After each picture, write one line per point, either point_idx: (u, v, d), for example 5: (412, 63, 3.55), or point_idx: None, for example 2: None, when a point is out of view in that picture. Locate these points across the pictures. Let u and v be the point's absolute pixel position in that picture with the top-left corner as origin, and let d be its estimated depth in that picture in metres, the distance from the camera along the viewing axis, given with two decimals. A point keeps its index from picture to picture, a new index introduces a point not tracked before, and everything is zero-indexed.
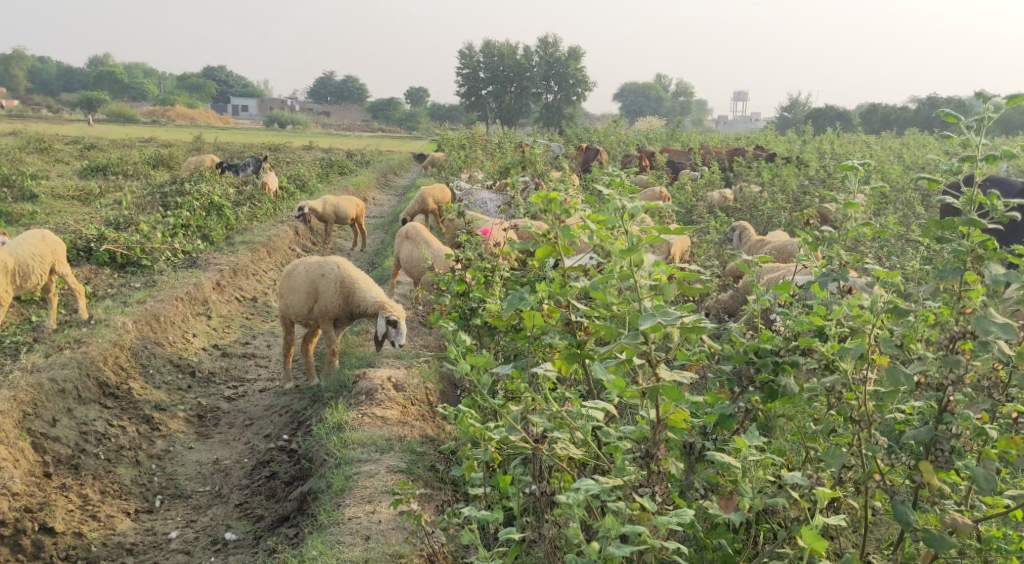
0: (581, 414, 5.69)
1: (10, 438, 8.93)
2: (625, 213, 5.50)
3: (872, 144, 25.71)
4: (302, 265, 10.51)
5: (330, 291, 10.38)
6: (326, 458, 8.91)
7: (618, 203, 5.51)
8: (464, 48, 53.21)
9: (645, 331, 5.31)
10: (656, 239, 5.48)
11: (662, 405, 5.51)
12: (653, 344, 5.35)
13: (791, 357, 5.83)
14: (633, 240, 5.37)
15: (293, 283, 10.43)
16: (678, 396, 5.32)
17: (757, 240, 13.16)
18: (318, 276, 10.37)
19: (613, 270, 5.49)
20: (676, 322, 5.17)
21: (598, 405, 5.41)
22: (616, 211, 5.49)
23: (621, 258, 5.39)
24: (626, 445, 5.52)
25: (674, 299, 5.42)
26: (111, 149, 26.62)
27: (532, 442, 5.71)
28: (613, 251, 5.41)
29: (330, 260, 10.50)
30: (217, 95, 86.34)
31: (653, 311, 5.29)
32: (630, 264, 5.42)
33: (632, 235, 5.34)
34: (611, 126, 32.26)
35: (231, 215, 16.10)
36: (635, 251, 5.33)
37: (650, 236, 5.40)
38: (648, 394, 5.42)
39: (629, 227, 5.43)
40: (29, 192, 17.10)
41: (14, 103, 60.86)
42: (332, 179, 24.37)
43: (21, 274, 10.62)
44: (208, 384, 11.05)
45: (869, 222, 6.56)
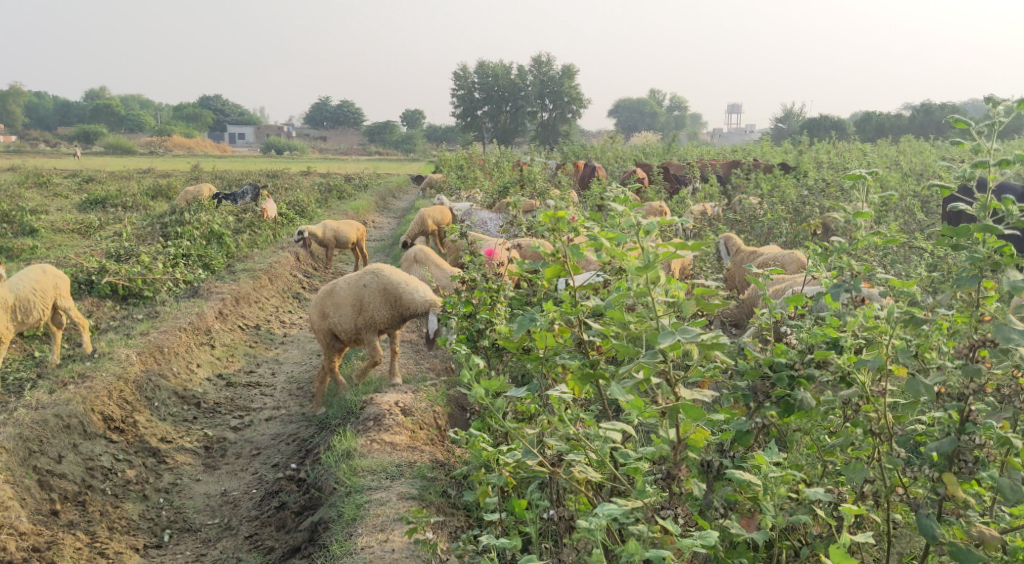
0: (598, 435, 5.57)
1: (16, 476, 8.84)
2: (639, 229, 5.40)
3: (868, 151, 25.76)
4: (343, 279, 10.33)
5: (375, 300, 10.18)
6: (336, 487, 8.81)
7: (632, 219, 5.41)
8: (458, 70, 53.35)
9: (662, 349, 5.22)
10: (672, 253, 5.36)
11: (682, 424, 5.42)
12: (670, 362, 5.27)
13: (806, 370, 5.74)
14: (649, 257, 5.27)
15: (336, 299, 10.24)
16: (699, 415, 5.22)
17: (749, 253, 13.02)
18: (360, 287, 10.18)
19: (628, 287, 5.38)
20: (694, 340, 5.09)
21: (615, 427, 5.30)
22: (630, 226, 5.39)
23: (637, 275, 5.29)
24: (646, 466, 5.41)
25: (693, 315, 5.33)
26: (109, 181, 26.56)
27: (549, 466, 5.60)
28: (628, 268, 5.31)
29: (371, 271, 10.30)
30: (214, 124, 86.50)
31: (673, 328, 5.19)
32: (644, 281, 5.33)
33: (647, 252, 5.25)
34: (608, 141, 32.28)
35: (231, 242, 16.06)
36: (651, 268, 5.23)
37: (666, 251, 5.29)
38: (668, 413, 5.33)
39: (644, 243, 5.31)
40: (29, 226, 17.06)
41: (12, 138, 60.92)
42: (332, 204, 24.34)
43: (22, 310, 10.53)
44: (213, 414, 10.96)
45: (879, 231, 6.48)
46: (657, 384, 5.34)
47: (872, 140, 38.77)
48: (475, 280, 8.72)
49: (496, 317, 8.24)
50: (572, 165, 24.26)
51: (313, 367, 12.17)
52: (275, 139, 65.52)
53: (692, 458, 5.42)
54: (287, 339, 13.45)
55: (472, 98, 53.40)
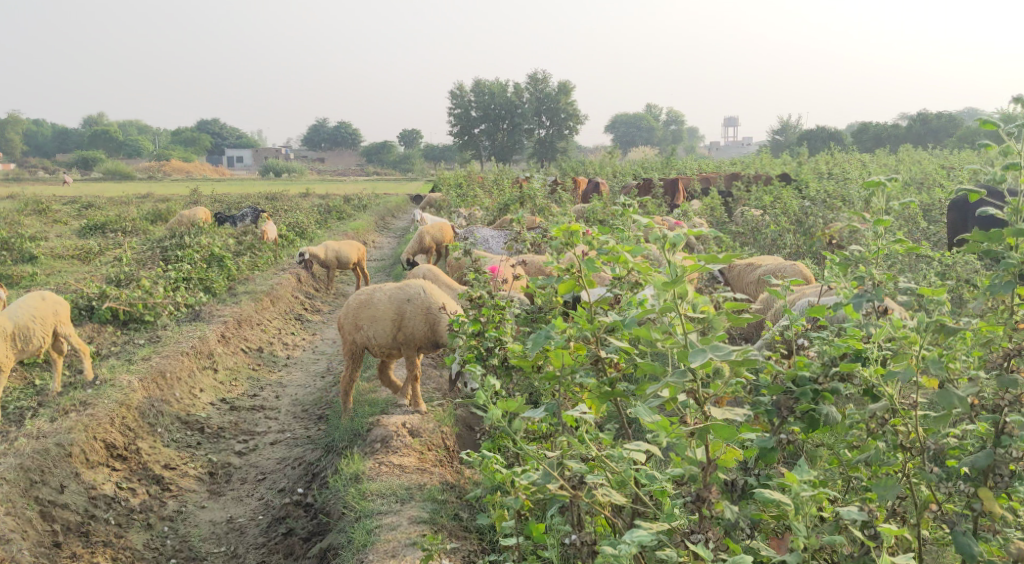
0: (621, 457, 5.40)
1: (17, 508, 8.67)
2: (666, 241, 5.20)
3: (868, 162, 25.62)
4: (385, 290, 9.91)
5: (416, 317, 9.76)
6: (346, 512, 8.63)
7: (658, 231, 5.22)
8: (454, 88, 53.31)
9: (691, 367, 5.05)
10: (699, 266, 5.17)
11: (712, 444, 5.20)
12: (699, 381, 5.10)
13: (830, 383, 5.61)
14: (676, 272, 5.08)
15: (374, 311, 9.83)
16: (730, 434, 5.04)
17: (747, 264, 12.70)
18: (403, 301, 9.77)
19: (654, 302, 5.19)
20: (727, 357, 4.91)
21: (640, 448, 5.12)
22: (656, 239, 5.18)
23: (663, 291, 5.11)
24: (672, 489, 5.23)
25: (724, 331, 5.15)
26: (108, 207, 26.42)
27: (570, 490, 5.40)
28: (655, 283, 5.12)
29: (416, 285, 9.86)
30: (212, 147, 86.48)
31: (702, 346, 5.02)
32: (669, 296, 5.14)
33: (675, 266, 5.06)
34: (607, 156, 32.17)
35: (232, 265, 15.89)
36: (678, 282, 5.04)
37: (694, 265, 5.11)
38: (697, 434, 5.16)
39: (670, 256, 5.11)
40: (28, 253, 16.91)
41: (8, 166, 60.74)
42: (331, 225, 24.18)
43: (22, 338, 10.34)
44: (217, 439, 10.75)
45: (900, 239, 6.31)
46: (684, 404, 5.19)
47: (871, 150, 38.63)
48: (484, 299, 8.55)
49: (505, 335, 8.10)
50: (572, 180, 24.12)
51: (318, 390, 11.97)
52: (274, 162, 65.40)
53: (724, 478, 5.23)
54: (290, 361, 13.26)
55: (469, 116, 53.39)
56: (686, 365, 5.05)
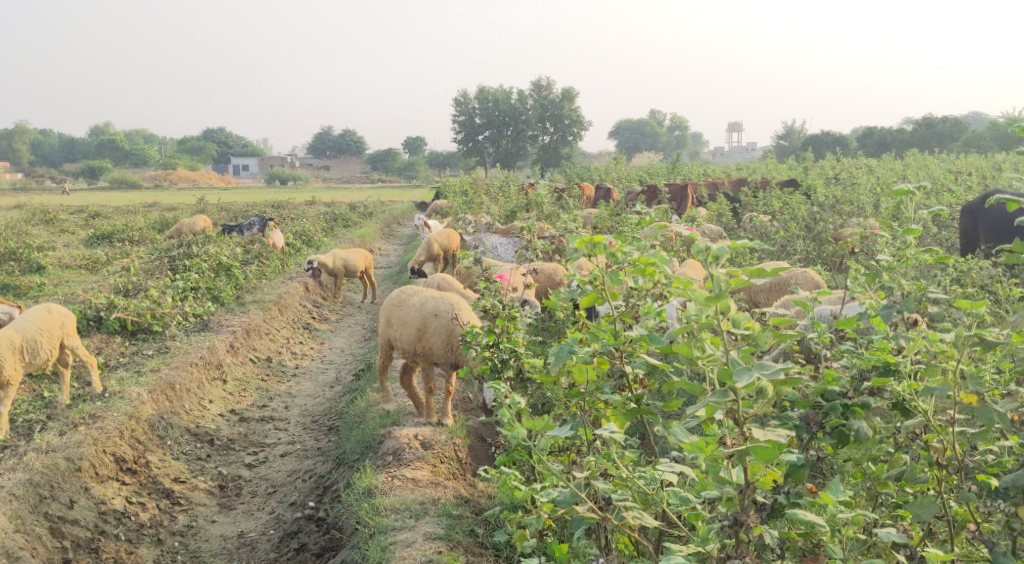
0: (653, 478, 5.29)
1: (27, 525, 8.56)
2: (708, 253, 5.05)
3: (874, 167, 25.41)
4: (423, 296, 9.77)
5: (435, 334, 9.56)
6: (359, 527, 8.48)
7: (701, 242, 5.07)
8: (459, 95, 53.25)
9: (732, 387, 4.94)
10: (744, 280, 5.03)
11: (750, 466, 5.08)
12: (740, 399, 4.98)
13: (860, 399, 5.49)
14: (720, 286, 4.94)
15: (406, 314, 9.76)
16: (771, 456, 4.90)
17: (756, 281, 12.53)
18: (429, 314, 9.58)
19: (692, 319, 5.09)
20: (773, 377, 4.81)
21: (674, 469, 5.01)
22: (699, 252, 5.04)
23: (705, 306, 4.97)
24: (710, 513, 5.11)
25: (768, 349, 5.05)
26: (115, 216, 26.35)
27: (599, 512, 5.25)
28: (696, 299, 5.01)
29: (448, 302, 9.60)
30: (218, 156, 86.50)
31: (746, 363, 4.93)
32: (710, 310, 5.00)
33: (718, 281, 4.95)
34: (612, 162, 32.02)
35: (239, 274, 15.78)
36: (722, 298, 4.89)
37: (738, 280, 4.96)
38: (735, 455, 5.04)
39: (713, 269, 4.97)
40: (36, 263, 16.82)
41: (14, 175, 60.68)
42: (338, 232, 24.08)
43: (30, 350, 10.22)
44: (227, 451, 10.59)
45: (930, 248, 6.14)
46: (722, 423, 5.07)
47: (877, 155, 38.38)
48: (498, 309, 8.39)
49: (520, 346, 7.94)
50: (579, 186, 23.95)
51: (328, 401, 11.82)
52: (280, 170, 65.27)
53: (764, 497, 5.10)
54: (299, 371, 13.10)
55: (473, 123, 53.31)
56: (728, 385, 4.93)
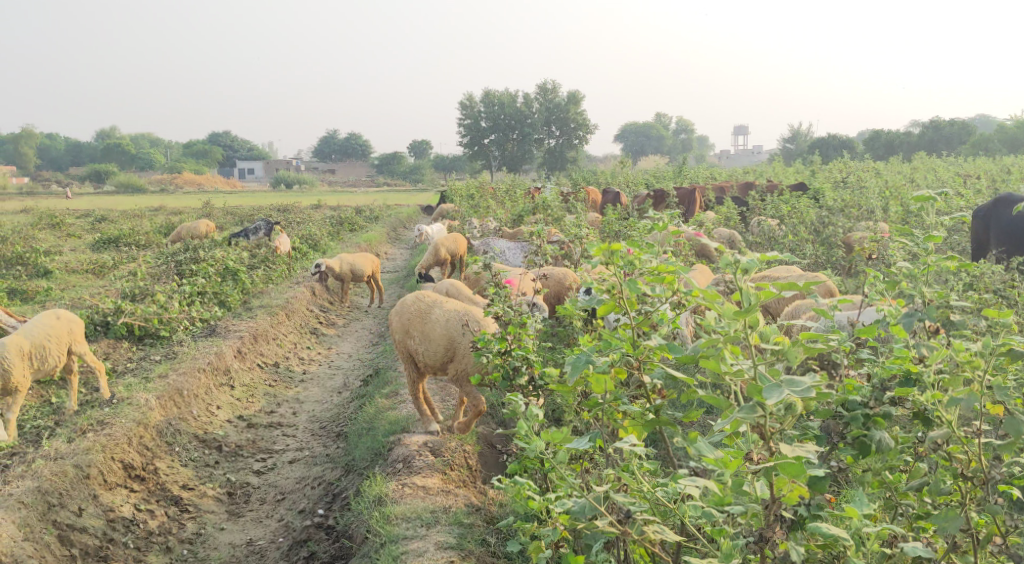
0: (674, 491, 5.22)
1: (35, 533, 8.50)
2: (737, 266, 5.12)
3: (882, 170, 25.25)
4: (448, 311, 9.51)
5: (466, 354, 9.39)
6: (369, 536, 8.39)
7: (730, 255, 5.14)
8: (464, 99, 53.18)
9: (760, 403, 4.96)
10: (773, 293, 5.10)
11: (777, 481, 5.01)
12: (768, 415, 4.98)
13: (882, 408, 5.41)
14: (749, 300, 5.00)
15: (431, 330, 9.50)
16: (799, 472, 4.84)
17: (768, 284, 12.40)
18: (460, 333, 9.37)
19: (720, 333, 5.11)
20: (805, 393, 4.84)
21: (697, 483, 4.95)
22: (728, 265, 5.11)
23: (733, 319, 5.03)
24: (734, 528, 5.05)
25: (799, 363, 5.07)
26: (121, 220, 26.29)
27: (620, 526, 5.18)
28: (726, 313, 5.05)
29: (479, 321, 9.41)
30: (224, 160, 86.51)
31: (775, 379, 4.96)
32: (739, 325, 5.06)
33: (748, 295, 4.99)
34: (618, 166, 31.88)
35: (246, 279, 15.72)
36: (751, 311, 4.97)
37: (768, 293, 5.03)
38: (760, 470, 5.00)
39: (743, 283, 5.04)
40: (42, 267, 16.75)
41: (21, 180, 60.69)
42: (344, 236, 24.00)
43: (37, 357, 10.17)
44: (235, 457, 10.50)
45: (952, 255, 6.03)
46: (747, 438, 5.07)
47: (883, 159, 38.20)
48: (509, 315, 8.33)
49: (531, 353, 7.86)
50: (585, 189, 23.83)
51: (336, 407, 11.73)
52: (286, 174, 65.21)
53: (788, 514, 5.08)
54: (306, 377, 13.01)
55: (478, 127, 53.22)
56: (756, 400, 4.96)
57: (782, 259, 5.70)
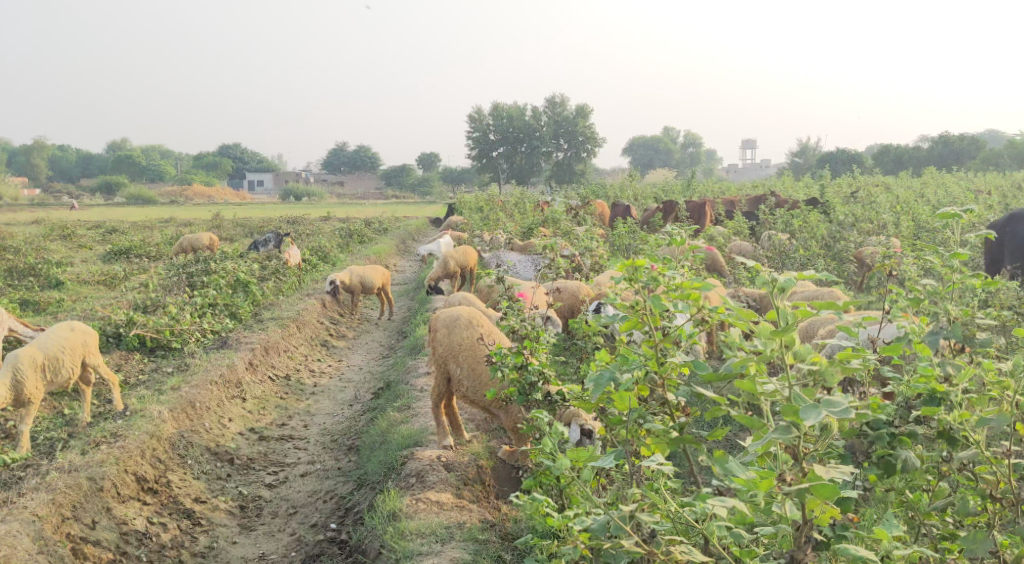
0: (701, 511, 5.20)
1: (49, 546, 8.49)
2: (774, 284, 5.15)
3: (892, 185, 25.09)
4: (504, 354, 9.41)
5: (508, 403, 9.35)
6: (383, 551, 8.34)
7: (767, 274, 5.18)
8: (473, 112, 53.27)
9: (795, 424, 4.97)
10: (809, 312, 5.13)
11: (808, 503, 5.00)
12: (802, 436, 4.98)
13: (907, 428, 5.38)
14: (786, 319, 5.04)
15: (482, 366, 9.38)
16: (831, 494, 4.83)
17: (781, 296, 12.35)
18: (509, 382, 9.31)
19: (752, 351, 5.12)
20: (843, 414, 4.86)
21: (726, 504, 4.95)
22: (765, 283, 5.14)
23: (770, 338, 5.06)
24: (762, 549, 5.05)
25: (836, 383, 5.07)
26: (132, 232, 26.35)
27: (646, 547, 5.21)
28: (762, 332, 5.07)
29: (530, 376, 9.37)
30: (234, 172, 86.73)
31: (811, 399, 4.97)
32: (775, 343, 5.09)
33: (785, 314, 5.02)
34: (627, 180, 31.81)
35: (257, 291, 15.72)
36: (788, 330, 5.00)
37: (805, 312, 5.07)
38: (793, 491, 4.97)
39: (779, 302, 5.07)
40: (54, 278, 16.78)
41: (33, 191, 60.93)
42: (354, 248, 23.99)
43: (51, 369, 10.16)
44: (247, 471, 10.45)
45: (977, 274, 5.98)
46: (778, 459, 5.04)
47: (892, 173, 38.02)
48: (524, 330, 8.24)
49: (548, 368, 7.83)
50: (594, 202, 23.76)
51: (347, 420, 11.68)
52: (296, 186, 65.31)
53: (818, 535, 5.08)
54: (317, 389, 12.95)
55: (487, 140, 53.28)
56: (791, 421, 4.95)
57: (817, 275, 5.73)
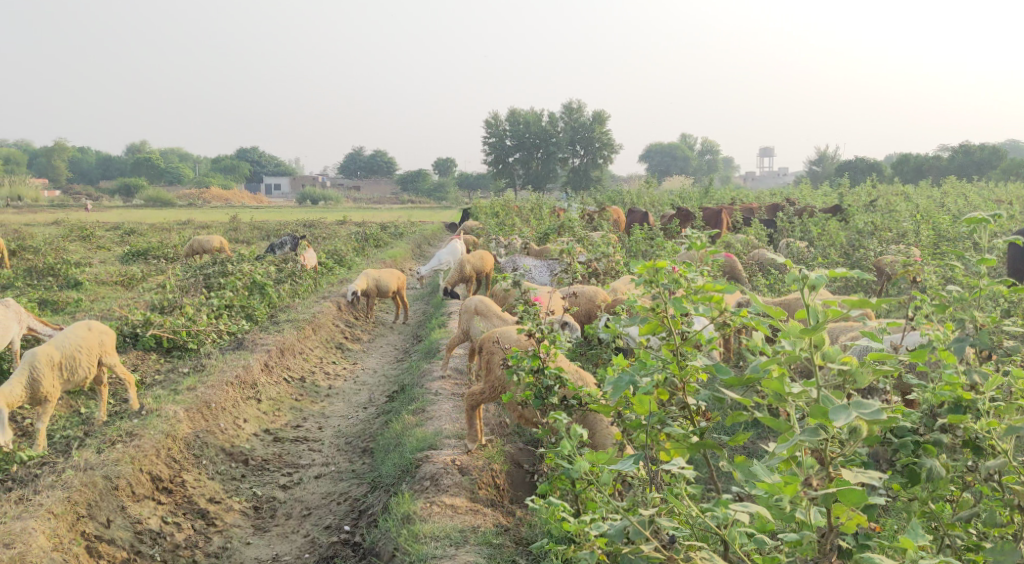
0: (723, 518, 5.13)
1: (63, 544, 8.46)
2: (804, 282, 5.06)
3: (911, 194, 24.88)
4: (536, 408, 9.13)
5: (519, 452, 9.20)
6: (397, 554, 8.28)
7: (797, 272, 5.09)
8: (490, 117, 53.27)
9: (824, 426, 4.90)
10: (840, 311, 5.04)
11: (834, 508, 4.94)
12: (830, 438, 4.91)
13: (932, 436, 5.31)
14: (817, 318, 4.94)
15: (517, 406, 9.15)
16: (857, 498, 4.77)
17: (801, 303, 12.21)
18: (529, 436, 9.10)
19: (779, 352, 5.04)
20: (873, 417, 4.76)
21: (748, 508, 4.89)
22: (795, 281, 5.05)
23: (799, 337, 4.97)
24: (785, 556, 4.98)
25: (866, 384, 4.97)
26: (150, 233, 26.40)
27: (666, 553, 5.14)
28: (791, 330, 4.99)
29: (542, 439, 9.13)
30: (252, 175, 86.97)
31: (840, 401, 4.88)
32: (804, 343, 5.00)
33: (815, 312, 4.93)
34: (644, 186, 31.68)
35: (273, 293, 15.71)
36: (819, 330, 4.90)
37: (836, 311, 4.97)
38: (818, 496, 4.91)
39: (810, 300, 4.98)
40: (73, 279, 16.81)
41: (53, 193, 61.24)
42: (369, 252, 23.97)
43: (68, 368, 10.15)
44: (262, 472, 10.41)
45: (1005, 280, 5.88)
46: (804, 464, 4.96)
47: (911, 182, 37.74)
48: (542, 332, 8.18)
49: (565, 372, 7.74)
50: (610, 209, 23.67)
51: (362, 422, 11.64)
52: (313, 190, 65.39)
53: (843, 543, 5.00)
54: (332, 391, 12.90)
55: (503, 146, 53.29)
56: (820, 423, 4.87)
57: (846, 276, 5.64)
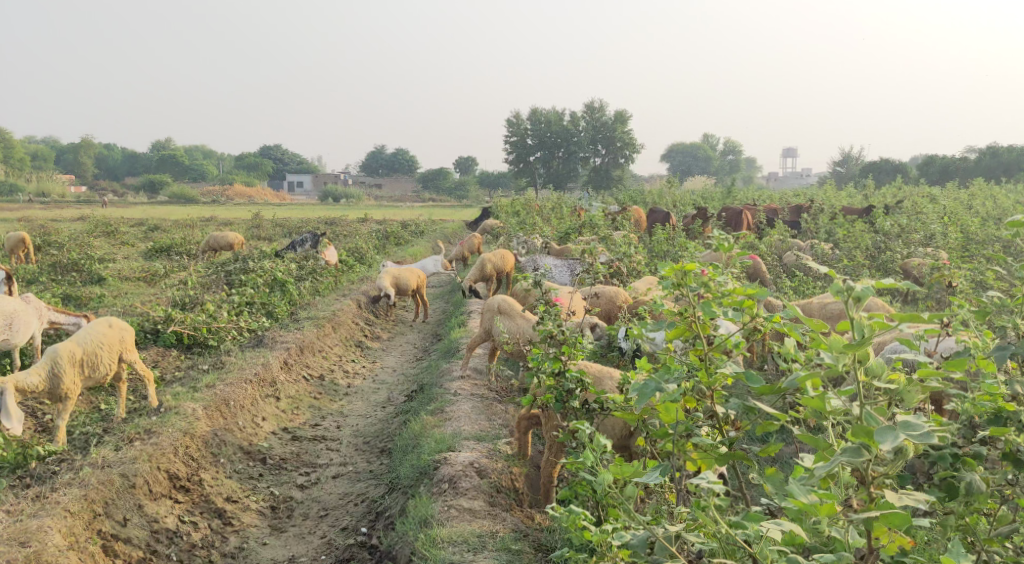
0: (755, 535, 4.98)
1: (79, 542, 8.35)
2: (849, 293, 4.86)
3: (938, 196, 24.48)
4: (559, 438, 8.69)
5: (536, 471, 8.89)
6: (414, 558, 8.11)
7: (841, 282, 4.88)
8: (512, 116, 53.07)
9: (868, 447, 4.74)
10: (885, 323, 4.85)
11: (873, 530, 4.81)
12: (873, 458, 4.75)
13: (972, 449, 5.12)
14: (862, 332, 4.75)
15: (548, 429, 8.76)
16: (899, 522, 4.64)
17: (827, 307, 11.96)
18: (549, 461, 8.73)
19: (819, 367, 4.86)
20: (921, 438, 4.61)
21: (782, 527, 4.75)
22: (839, 292, 4.85)
23: (842, 351, 4.79)
24: None
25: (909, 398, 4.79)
26: (173, 230, 26.35)
27: None
28: (834, 344, 4.80)
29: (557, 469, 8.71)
30: (274, 173, 87.13)
31: (885, 420, 4.72)
32: (847, 357, 4.81)
33: (860, 326, 4.74)
34: (666, 186, 31.41)
35: (294, 290, 15.56)
36: (863, 345, 4.73)
37: (882, 324, 4.78)
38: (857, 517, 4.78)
39: (854, 313, 4.79)
40: (96, 274, 16.74)
41: (79, 189, 61.48)
42: (390, 250, 23.85)
43: (89, 364, 10.03)
44: (279, 471, 10.25)
45: None
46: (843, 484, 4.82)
47: (938, 184, 37.26)
48: (566, 334, 7.99)
49: (587, 374, 7.54)
50: (633, 209, 23.43)
51: (380, 422, 11.48)
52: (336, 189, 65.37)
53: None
54: (351, 390, 12.74)
55: (524, 144, 53.13)
56: (862, 442, 4.71)
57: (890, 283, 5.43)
